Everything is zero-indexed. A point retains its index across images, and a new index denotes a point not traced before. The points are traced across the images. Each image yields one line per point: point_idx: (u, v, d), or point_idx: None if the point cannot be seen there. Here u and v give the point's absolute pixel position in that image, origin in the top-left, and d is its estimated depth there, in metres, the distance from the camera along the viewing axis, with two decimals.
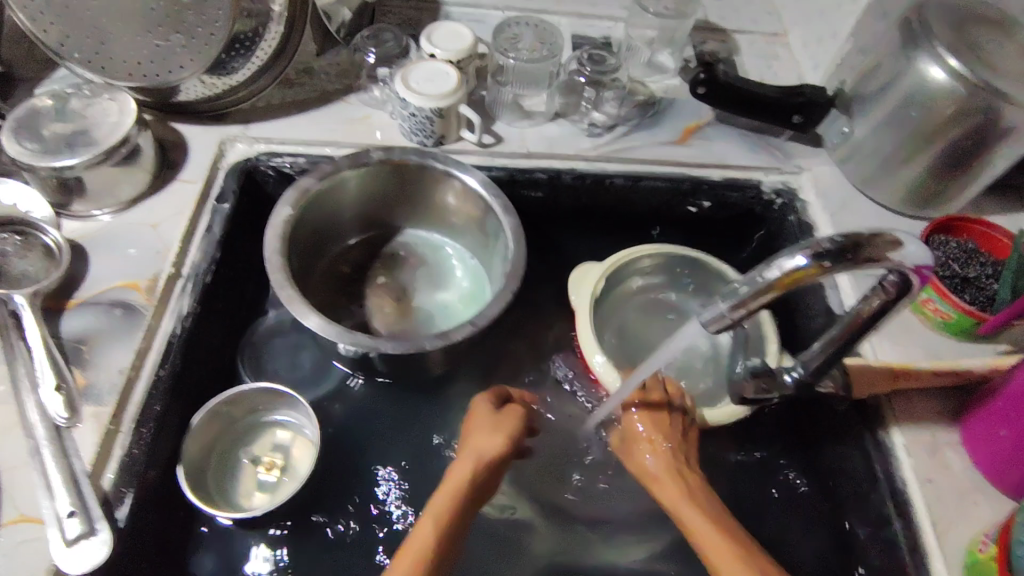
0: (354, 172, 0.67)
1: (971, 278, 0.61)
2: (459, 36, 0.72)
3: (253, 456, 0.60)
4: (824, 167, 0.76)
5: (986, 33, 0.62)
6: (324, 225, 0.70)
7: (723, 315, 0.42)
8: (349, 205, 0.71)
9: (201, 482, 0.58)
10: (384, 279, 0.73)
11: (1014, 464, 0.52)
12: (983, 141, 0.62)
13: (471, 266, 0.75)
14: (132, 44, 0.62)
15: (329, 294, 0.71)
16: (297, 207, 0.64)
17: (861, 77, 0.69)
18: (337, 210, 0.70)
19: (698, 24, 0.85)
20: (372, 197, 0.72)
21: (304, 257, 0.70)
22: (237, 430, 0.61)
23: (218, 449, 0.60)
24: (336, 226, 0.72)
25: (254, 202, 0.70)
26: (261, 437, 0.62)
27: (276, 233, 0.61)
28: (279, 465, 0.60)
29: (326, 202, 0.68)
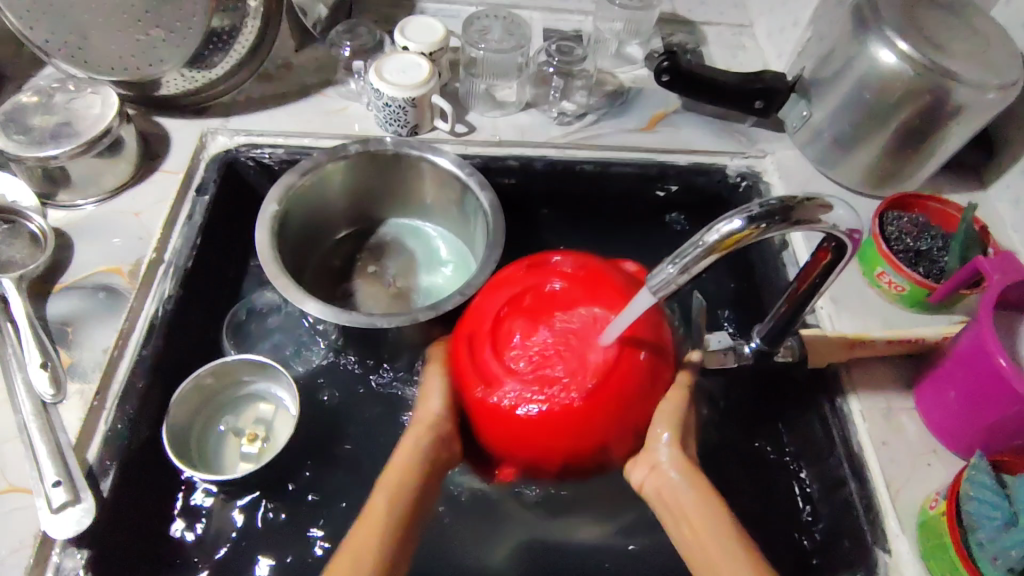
0: (335, 164, 0.69)
1: (924, 252, 0.63)
2: (432, 30, 0.74)
3: (235, 426, 0.63)
4: (788, 151, 0.78)
5: (934, 18, 0.65)
6: (312, 218, 0.73)
7: (669, 280, 0.45)
8: (335, 195, 0.73)
9: (185, 447, 0.60)
10: (375, 268, 0.76)
11: (963, 424, 0.55)
12: (933, 121, 0.65)
13: (457, 250, 0.77)
14: (113, 39, 0.65)
15: (321, 285, 0.74)
16: (282, 200, 0.66)
17: (819, 63, 0.71)
18: (323, 203, 0.72)
19: (666, 17, 0.88)
20: (356, 187, 0.74)
21: (295, 251, 0.73)
22: (224, 401, 0.64)
23: (204, 418, 0.63)
24: (324, 219, 0.74)
25: (236, 194, 0.71)
26: (245, 408, 0.64)
27: (265, 229, 0.63)
28: (260, 436, 0.62)
29: (311, 196, 0.70)
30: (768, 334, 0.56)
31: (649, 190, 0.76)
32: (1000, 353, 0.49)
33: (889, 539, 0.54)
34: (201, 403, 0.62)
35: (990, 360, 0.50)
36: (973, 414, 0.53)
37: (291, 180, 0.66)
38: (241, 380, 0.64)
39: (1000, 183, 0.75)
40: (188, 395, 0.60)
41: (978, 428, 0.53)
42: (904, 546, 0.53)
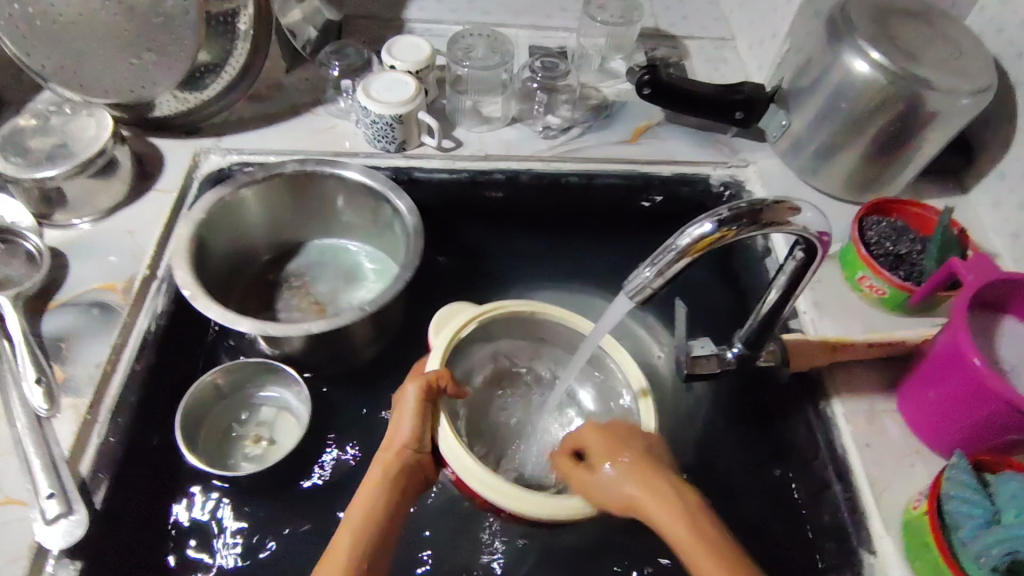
0: (265, 183, 0.71)
1: (902, 255, 0.64)
2: (418, 49, 0.76)
3: (242, 430, 0.64)
4: (769, 159, 0.79)
5: (905, 28, 0.67)
6: (240, 237, 0.73)
7: (645, 284, 0.46)
8: (260, 214, 0.73)
9: (193, 446, 0.61)
10: (302, 285, 0.75)
11: (943, 423, 0.55)
12: (908, 126, 0.66)
13: (387, 271, 0.77)
14: (108, 63, 0.67)
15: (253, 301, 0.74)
16: (207, 212, 0.68)
17: (796, 74, 0.73)
18: (250, 222, 0.73)
19: (648, 32, 0.90)
20: (284, 205, 0.75)
21: (226, 268, 0.73)
22: (238, 401, 0.65)
23: (215, 415, 0.64)
24: (252, 238, 0.75)
25: None
26: (251, 413, 0.65)
27: (183, 239, 0.65)
28: (264, 439, 0.63)
29: (237, 214, 0.71)
30: (749, 337, 0.58)
31: (604, 204, 0.77)
32: (974, 352, 0.50)
33: (874, 541, 0.54)
34: (211, 401, 0.63)
35: (965, 360, 0.51)
36: (952, 414, 0.54)
37: (222, 191, 0.69)
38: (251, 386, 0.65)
39: (980, 186, 0.76)
40: (203, 392, 0.62)
41: (959, 429, 0.54)
42: (888, 547, 0.54)
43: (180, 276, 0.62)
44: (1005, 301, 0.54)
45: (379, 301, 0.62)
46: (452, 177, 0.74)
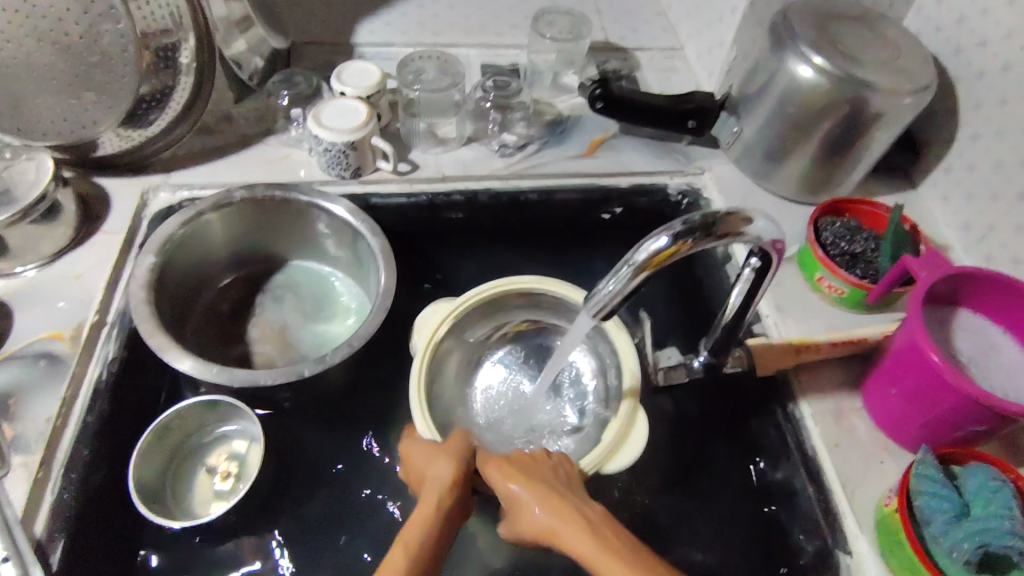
0: (215, 216, 0.69)
1: (858, 254, 0.65)
2: (368, 74, 0.75)
3: (209, 466, 0.62)
4: (725, 166, 0.80)
5: (845, 33, 0.69)
6: (196, 267, 0.71)
7: (606, 301, 0.45)
8: (213, 247, 0.72)
9: (157, 500, 0.58)
10: (263, 309, 0.74)
11: (907, 419, 0.56)
12: (856, 127, 0.67)
13: (350, 288, 0.76)
14: (45, 104, 0.64)
15: (211, 335, 0.71)
16: (165, 244, 0.66)
17: (744, 82, 0.74)
18: (208, 250, 0.71)
19: (598, 45, 0.91)
20: (236, 236, 0.73)
21: (181, 300, 0.70)
22: (194, 443, 0.62)
23: (179, 457, 0.62)
24: (210, 266, 0.73)
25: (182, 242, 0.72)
26: (212, 448, 0.63)
27: (138, 285, 0.63)
28: (233, 473, 0.61)
29: (192, 246, 0.69)
30: (715, 345, 0.58)
31: (564, 216, 0.77)
32: (932, 349, 0.51)
33: (850, 541, 0.55)
34: (165, 451, 0.60)
35: (923, 356, 0.52)
36: (916, 410, 0.55)
37: (170, 230, 0.66)
38: (206, 421, 0.63)
39: (929, 180, 0.77)
40: (166, 431, 0.60)
41: (924, 424, 0.55)
42: (864, 546, 0.54)
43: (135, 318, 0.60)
44: (958, 294, 0.55)
45: (365, 334, 0.60)
46: (409, 201, 0.74)
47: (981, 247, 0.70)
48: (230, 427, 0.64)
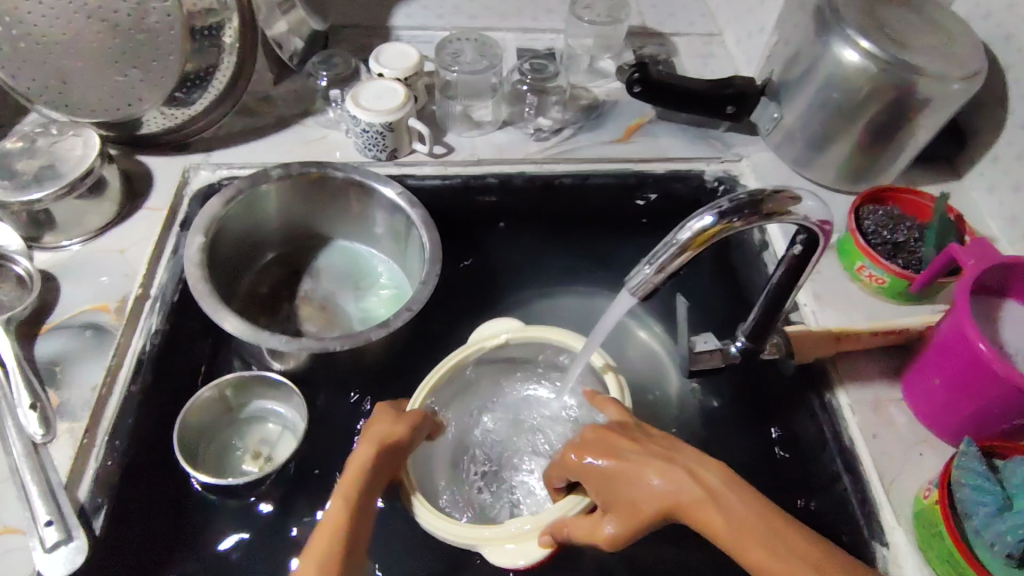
0: (276, 185, 0.71)
1: (901, 244, 0.64)
2: (405, 56, 0.76)
3: (243, 445, 0.62)
4: (763, 153, 0.79)
5: (893, 16, 0.67)
6: (246, 237, 0.72)
7: (647, 279, 0.45)
8: (272, 215, 0.73)
9: (193, 453, 0.60)
10: (305, 287, 0.74)
11: (951, 410, 0.55)
12: (902, 114, 0.66)
13: (395, 265, 0.77)
14: (91, 83, 0.66)
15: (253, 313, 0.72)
16: (219, 215, 0.67)
17: (786, 67, 0.73)
18: (260, 221, 0.73)
19: (636, 30, 0.90)
20: (290, 211, 0.74)
21: (226, 270, 0.71)
22: (239, 419, 0.64)
23: (211, 436, 0.62)
24: (260, 237, 0.74)
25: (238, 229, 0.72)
26: (253, 429, 0.64)
27: (193, 261, 0.63)
28: (262, 455, 0.62)
29: (247, 215, 0.71)
30: (753, 329, 0.57)
31: (602, 203, 0.77)
32: (978, 338, 0.49)
33: (887, 533, 0.54)
34: (213, 416, 0.62)
35: (969, 346, 0.50)
36: (959, 401, 0.54)
37: (216, 210, 0.67)
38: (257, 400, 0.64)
39: (976, 171, 0.75)
40: (203, 408, 0.61)
41: (967, 415, 0.54)
42: (901, 538, 0.53)
43: (189, 277, 0.62)
44: (1006, 284, 0.54)
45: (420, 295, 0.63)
46: (444, 183, 0.74)
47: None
48: (272, 412, 0.64)
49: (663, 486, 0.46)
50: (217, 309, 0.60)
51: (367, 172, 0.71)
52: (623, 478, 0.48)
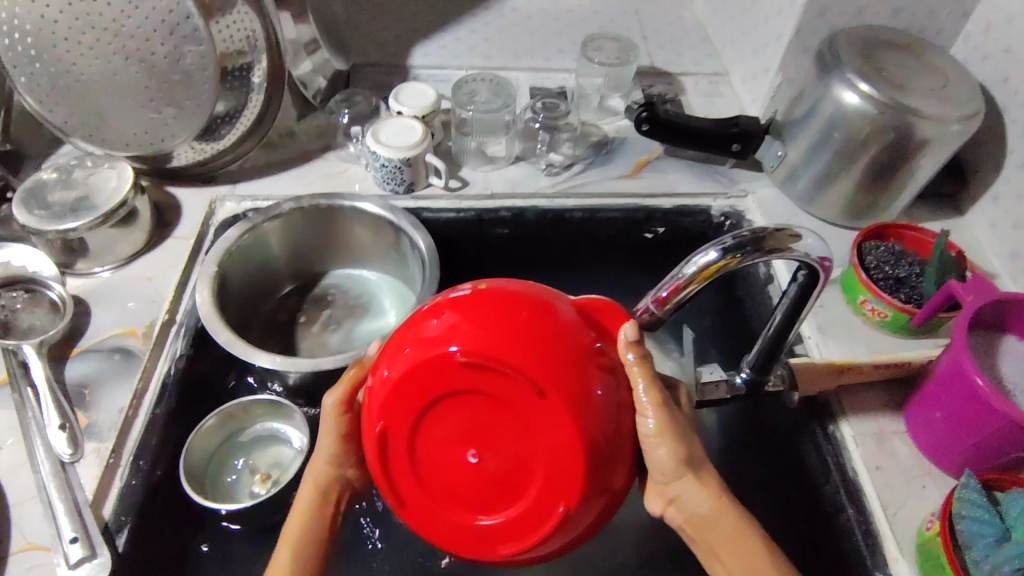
0: (273, 224, 0.73)
1: (902, 279, 0.66)
2: (423, 94, 0.80)
3: (252, 467, 0.65)
4: (768, 189, 0.81)
5: (892, 60, 0.70)
6: (263, 270, 0.76)
7: (653, 309, 0.47)
8: (284, 247, 0.76)
9: (202, 483, 0.62)
10: (320, 315, 0.78)
11: (952, 443, 0.56)
12: (903, 153, 0.68)
13: (400, 289, 0.80)
14: (128, 118, 0.70)
15: (272, 341, 0.76)
16: (230, 249, 0.70)
17: (789, 108, 0.76)
18: (274, 255, 0.76)
19: (644, 71, 0.95)
20: (303, 243, 0.78)
21: (247, 302, 0.75)
22: (243, 442, 0.66)
23: (219, 461, 0.64)
24: (275, 270, 0.77)
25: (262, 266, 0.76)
26: (261, 450, 0.66)
27: (204, 293, 0.66)
28: (271, 478, 0.64)
29: (261, 248, 0.74)
30: (758, 360, 0.58)
31: (611, 239, 0.79)
32: (976, 373, 0.51)
33: (889, 564, 0.54)
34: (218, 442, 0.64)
35: (967, 380, 0.52)
36: (959, 434, 0.55)
37: (233, 239, 0.70)
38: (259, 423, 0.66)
39: (977, 208, 0.77)
40: (209, 432, 0.63)
41: (968, 449, 0.55)
42: (905, 569, 0.54)
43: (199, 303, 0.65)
44: (1004, 320, 0.56)
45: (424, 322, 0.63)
46: (458, 217, 0.76)
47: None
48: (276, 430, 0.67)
49: (707, 501, 0.46)
50: (222, 327, 0.64)
51: (381, 202, 0.73)
52: (688, 446, 0.45)
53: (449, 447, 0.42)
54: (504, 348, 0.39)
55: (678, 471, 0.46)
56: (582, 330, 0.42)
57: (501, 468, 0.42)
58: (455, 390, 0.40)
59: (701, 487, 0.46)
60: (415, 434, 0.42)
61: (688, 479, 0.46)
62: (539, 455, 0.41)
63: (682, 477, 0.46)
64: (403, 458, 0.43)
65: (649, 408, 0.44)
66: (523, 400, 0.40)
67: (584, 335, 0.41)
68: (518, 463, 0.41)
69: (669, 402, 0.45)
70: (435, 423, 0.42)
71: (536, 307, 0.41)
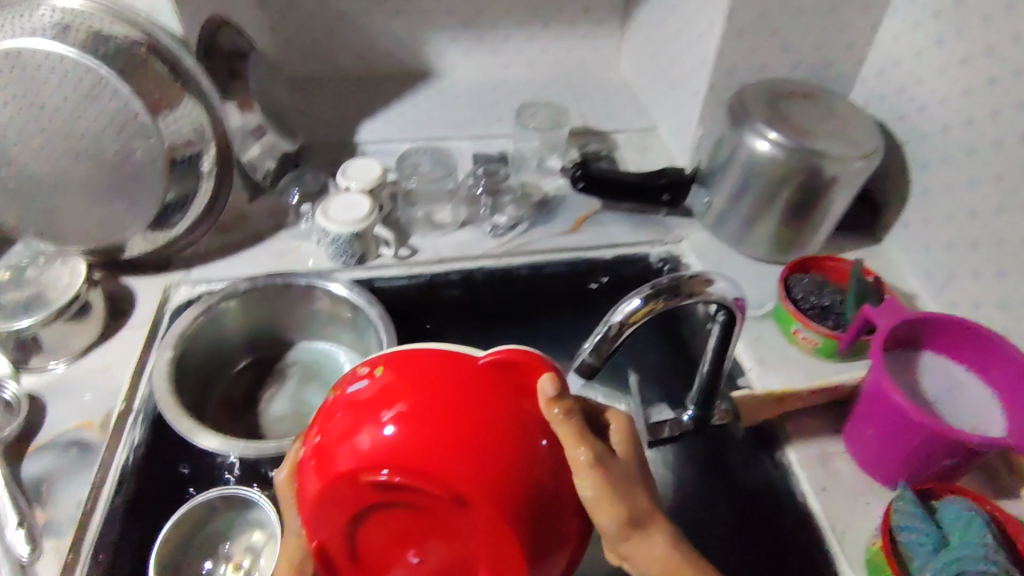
0: (228, 304, 0.75)
1: (828, 307, 0.70)
2: (369, 170, 0.83)
3: (226, 553, 0.61)
4: (701, 234, 0.86)
5: (796, 109, 0.76)
6: (215, 351, 0.76)
7: (588, 360, 0.50)
8: (236, 327, 0.78)
9: None
10: (278, 389, 0.78)
11: (887, 458, 0.59)
12: (816, 192, 0.74)
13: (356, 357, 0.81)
14: (79, 213, 0.72)
15: (224, 421, 0.74)
16: (186, 330, 0.72)
17: (711, 158, 0.81)
18: (224, 337, 0.77)
19: (578, 131, 1.02)
20: (256, 322, 0.79)
21: (199, 386, 0.74)
22: (213, 531, 0.62)
23: (189, 554, 0.61)
24: (226, 351, 0.78)
25: (216, 352, 0.76)
26: (235, 535, 0.62)
27: (161, 378, 0.67)
28: (245, 566, 0.61)
29: (212, 330, 0.75)
30: (701, 395, 0.61)
31: (558, 293, 0.83)
32: (895, 391, 0.55)
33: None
34: (185, 538, 0.60)
35: (889, 398, 0.56)
36: (891, 449, 0.58)
37: (189, 319, 0.72)
38: (230, 509, 0.62)
39: (892, 235, 0.83)
40: (175, 533, 0.59)
41: (902, 462, 0.58)
42: None
43: (157, 385, 0.67)
44: (918, 338, 0.60)
45: None
46: (410, 282, 0.80)
47: (944, 291, 0.76)
48: (247, 513, 0.63)
49: (656, 563, 0.41)
50: (177, 411, 0.65)
51: (329, 280, 0.76)
52: (628, 503, 0.41)
53: (390, 550, 0.44)
54: (412, 461, 0.39)
55: (621, 531, 0.41)
56: (496, 424, 0.41)
57: (441, 566, 0.43)
58: (375, 505, 0.41)
59: (650, 546, 0.42)
60: (355, 538, 0.44)
61: (637, 540, 0.42)
62: (476, 554, 0.42)
63: (628, 537, 0.42)
64: (349, 562, 0.45)
65: (575, 463, 0.41)
66: (444, 508, 0.40)
67: (504, 429, 0.41)
68: (461, 561, 0.43)
69: (600, 454, 0.41)
70: (369, 530, 0.43)
71: (461, 385, 0.41)
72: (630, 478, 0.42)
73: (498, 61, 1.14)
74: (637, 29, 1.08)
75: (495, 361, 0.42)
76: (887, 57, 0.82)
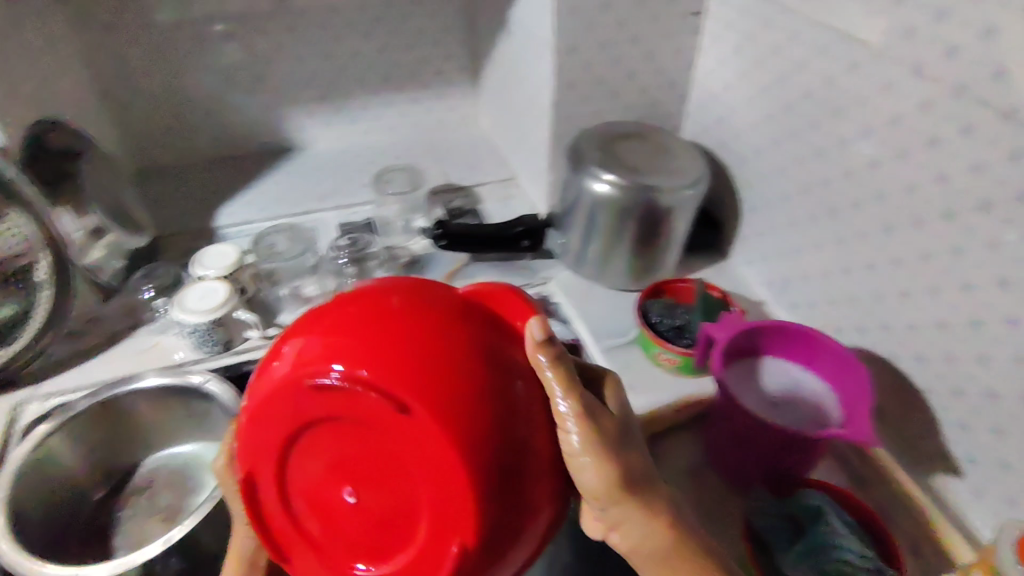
0: (64, 430, 0.71)
1: (683, 326, 0.75)
2: (226, 255, 0.82)
3: None
4: (566, 273, 0.90)
5: (627, 149, 0.82)
6: (60, 484, 0.72)
7: None
8: (80, 454, 0.74)
9: None
10: (141, 503, 0.79)
11: (743, 467, 0.62)
12: (656, 222, 0.80)
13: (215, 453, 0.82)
14: None
15: (94, 553, 0.74)
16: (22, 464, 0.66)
17: (561, 201, 0.86)
18: (68, 464, 0.73)
19: (441, 189, 1.05)
20: (101, 442, 0.76)
21: (53, 529, 0.72)
22: None
23: None
24: (73, 480, 0.74)
25: (60, 480, 0.72)
26: None
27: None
28: None
29: (52, 462, 0.70)
30: None
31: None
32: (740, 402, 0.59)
33: None
34: None
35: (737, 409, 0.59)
36: (745, 458, 0.61)
37: (22, 454, 0.66)
38: None
39: (735, 251, 0.90)
40: None
41: (756, 470, 0.61)
42: None
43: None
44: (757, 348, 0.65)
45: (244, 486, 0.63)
46: None
47: (786, 297, 0.81)
48: None
49: (646, 525, 0.43)
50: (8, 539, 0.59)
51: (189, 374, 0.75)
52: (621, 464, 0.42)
53: (320, 488, 0.42)
54: (374, 373, 0.37)
55: (611, 489, 0.42)
56: (463, 348, 0.39)
57: (375, 510, 0.41)
58: (319, 420, 0.39)
59: (639, 507, 0.43)
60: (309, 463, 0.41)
61: (627, 505, 0.43)
62: (419, 490, 0.39)
63: (619, 502, 0.43)
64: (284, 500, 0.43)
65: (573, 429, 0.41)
66: (391, 427, 0.38)
67: (475, 350, 0.39)
68: (407, 500, 0.40)
69: (596, 416, 0.42)
70: (298, 465, 0.42)
71: (434, 305, 0.41)
72: (619, 436, 0.43)
73: (359, 129, 1.16)
74: (486, 86, 1.12)
75: (472, 292, 0.44)
76: (705, 90, 0.89)
